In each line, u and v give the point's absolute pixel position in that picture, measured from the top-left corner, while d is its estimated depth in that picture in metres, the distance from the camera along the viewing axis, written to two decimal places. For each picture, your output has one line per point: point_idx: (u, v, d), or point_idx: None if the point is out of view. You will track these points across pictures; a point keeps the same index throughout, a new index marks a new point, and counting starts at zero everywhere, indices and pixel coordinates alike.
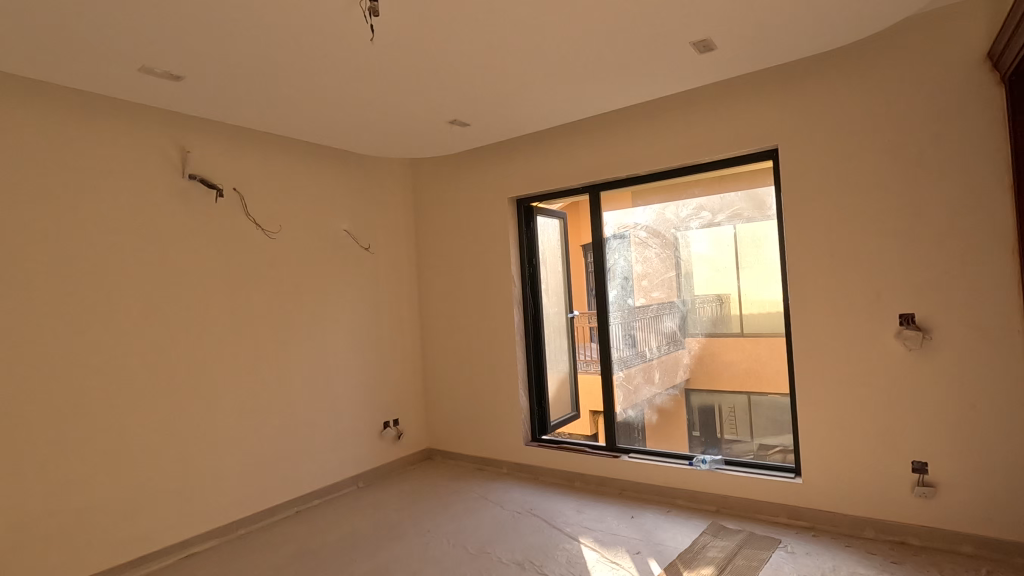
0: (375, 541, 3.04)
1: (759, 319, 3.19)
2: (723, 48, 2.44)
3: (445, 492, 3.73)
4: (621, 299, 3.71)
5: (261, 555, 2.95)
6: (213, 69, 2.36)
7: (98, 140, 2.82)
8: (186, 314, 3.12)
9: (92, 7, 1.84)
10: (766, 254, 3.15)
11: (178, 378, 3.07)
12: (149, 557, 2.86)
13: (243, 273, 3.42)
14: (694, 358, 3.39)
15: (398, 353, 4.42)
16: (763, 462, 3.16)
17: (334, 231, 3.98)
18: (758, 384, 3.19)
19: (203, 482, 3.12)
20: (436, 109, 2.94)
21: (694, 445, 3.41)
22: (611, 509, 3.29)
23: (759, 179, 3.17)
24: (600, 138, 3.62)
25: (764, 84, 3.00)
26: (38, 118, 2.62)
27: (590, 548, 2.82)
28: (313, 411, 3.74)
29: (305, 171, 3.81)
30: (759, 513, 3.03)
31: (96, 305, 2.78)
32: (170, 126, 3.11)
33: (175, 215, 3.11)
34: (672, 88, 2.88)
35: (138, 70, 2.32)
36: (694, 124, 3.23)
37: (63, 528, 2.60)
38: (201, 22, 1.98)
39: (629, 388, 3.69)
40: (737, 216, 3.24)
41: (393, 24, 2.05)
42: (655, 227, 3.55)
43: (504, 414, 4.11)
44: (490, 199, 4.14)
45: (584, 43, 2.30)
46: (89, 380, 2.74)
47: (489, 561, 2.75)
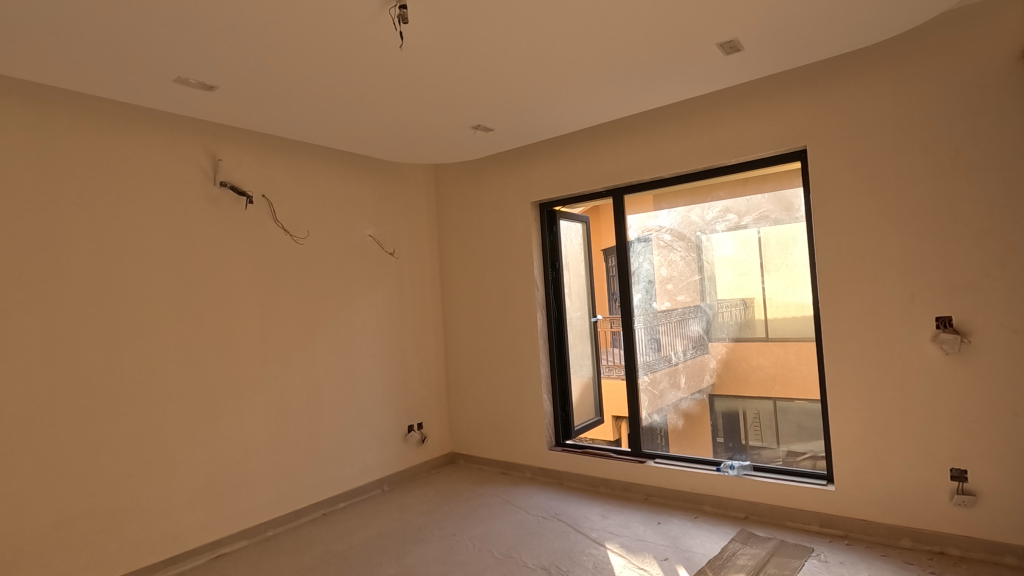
0: (401, 544, 3.05)
1: (787, 323, 3.14)
2: (748, 49, 2.43)
3: (469, 497, 3.73)
4: (645, 304, 3.68)
5: (290, 556, 2.99)
6: (245, 79, 2.42)
7: (135, 149, 2.92)
8: (216, 318, 3.20)
9: (132, 19, 1.90)
10: (795, 257, 3.10)
11: (209, 381, 3.13)
12: (181, 556, 2.92)
13: (272, 277, 3.48)
14: (721, 362, 3.35)
15: (422, 357, 4.44)
16: (792, 469, 3.09)
17: (360, 236, 4.03)
18: (786, 389, 3.13)
19: (234, 484, 3.18)
20: (462, 114, 2.97)
21: (720, 451, 3.35)
22: (637, 514, 3.26)
23: (786, 180, 3.13)
24: (624, 141, 3.61)
25: (790, 85, 2.97)
26: (78, 130, 2.72)
27: (617, 553, 2.79)
28: (340, 414, 3.78)
29: (331, 177, 3.88)
30: (789, 521, 2.97)
31: (131, 309, 2.86)
32: (202, 134, 3.19)
33: (207, 221, 3.19)
34: (697, 90, 2.87)
35: (174, 81, 2.40)
36: (719, 126, 3.21)
37: (101, 527, 2.67)
38: (234, 32, 2.04)
39: (654, 393, 3.65)
40: (764, 218, 3.20)
41: (421, 30, 2.08)
42: (679, 229, 3.52)
43: (527, 419, 4.10)
44: (513, 204, 4.16)
45: (609, 45, 2.30)
46: (125, 382, 2.81)
47: (515, 566, 2.74)
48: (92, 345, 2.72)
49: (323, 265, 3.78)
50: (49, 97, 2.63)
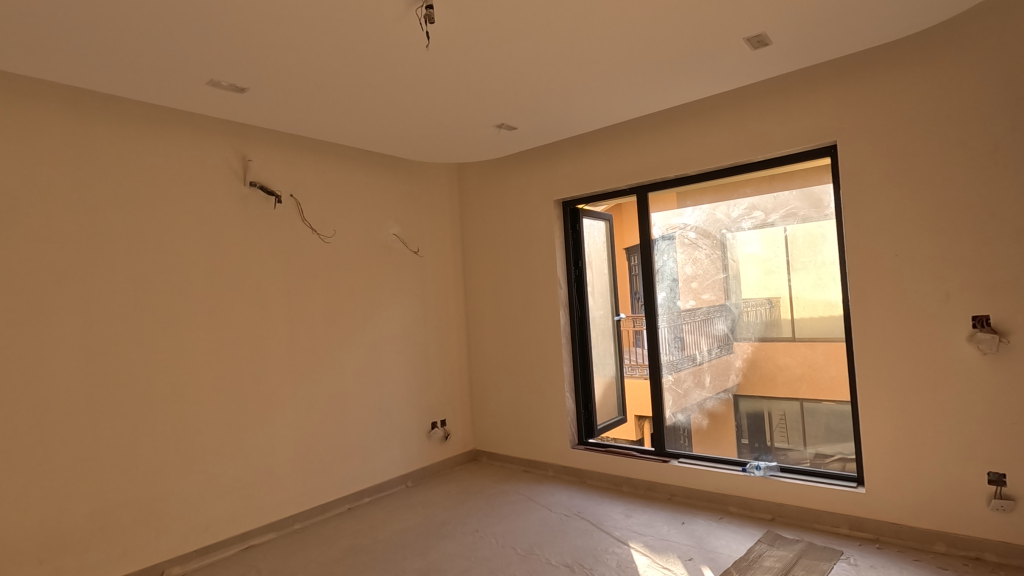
0: (425, 539, 3.08)
1: (815, 322, 3.08)
2: (775, 44, 2.39)
3: (491, 494, 3.75)
4: (669, 302, 3.65)
5: (317, 549, 3.05)
6: (274, 81, 2.48)
7: (169, 151, 3.01)
8: (246, 315, 3.27)
9: (166, 22, 1.96)
10: (824, 255, 3.05)
11: (239, 375, 3.21)
12: (213, 547, 3.01)
13: (299, 275, 3.54)
14: (747, 362, 3.31)
15: (445, 354, 4.48)
16: (820, 471, 3.03)
17: (385, 235, 4.09)
18: (814, 390, 3.07)
19: (262, 477, 3.25)
20: (486, 113, 2.99)
21: (746, 451, 3.31)
22: (661, 514, 3.23)
23: (815, 177, 3.07)
24: (648, 138, 3.59)
25: (819, 80, 2.92)
26: (115, 132, 2.82)
27: (640, 552, 2.78)
28: (365, 410, 3.83)
29: (357, 176, 3.93)
30: (817, 523, 2.91)
31: (165, 305, 2.95)
32: (232, 136, 3.27)
33: (237, 220, 3.27)
34: (723, 86, 2.84)
35: (206, 83, 2.47)
36: (745, 122, 3.17)
37: (137, 516, 2.77)
38: (264, 34, 2.08)
39: (678, 392, 3.62)
40: (792, 215, 3.14)
41: (447, 29, 2.10)
42: (704, 227, 3.49)
43: (550, 417, 4.10)
44: (536, 202, 4.16)
45: (633, 42, 2.29)
46: (159, 376, 2.90)
47: (538, 563, 2.75)
48: (130, 340, 2.81)
49: (349, 264, 3.83)
50: (89, 102, 2.73)
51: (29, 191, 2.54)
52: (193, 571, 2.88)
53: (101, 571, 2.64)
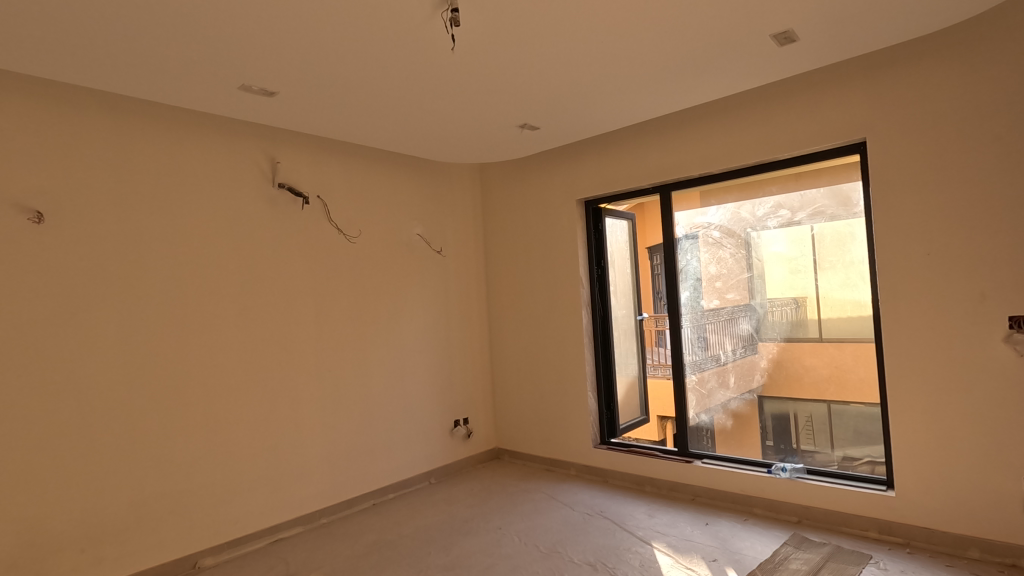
0: (449, 535, 3.12)
1: (843, 322, 3.03)
2: (803, 40, 2.36)
3: (514, 492, 3.77)
4: (692, 302, 3.62)
5: (343, 543, 3.11)
6: (303, 85, 2.54)
7: (202, 154, 3.10)
8: (274, 314, 3.35)
9: (201, 29, 2.02)
10: (853, 254, 2.99)
11: (268, 372, 3.29)
12: (243, 539, 3.09)
13: (325, 274, 3.61)
14: (772, 362, 3.27)
15: (467, 353, 4.52)
16: (848, 474, 2.98)
17: (409, 236, 4.14)
18: (842, 391, 3.03)
19: (289, 472, 3.33)
20: (509, 113, 3.01)
21: (771, 453, 3.27)
22: (684, 514, 3.22)
23: (844, 174, 3.02)
24: (671, 137, 3.56)
25: (848, 75, 2.86)
26: (151, 136, 2.91)
27: (664, 552, 2.77)
28: (390, 408, 3.89)
29: (382, 178, 3.99)
30: (846, 526, 2.86)
31: (198, 304, 3.04)
32: (261, 139, 3.35)
33: (266, 221, 3.35)
34: (748, 83, 2.81)
35: (238, 88, 2.54)
36: (772, 118, 3.13)
37: (172, 508, 2.86)
38: (294, 38, 2.13)
39: (702, 392, 3.59)
40: (819, 213, 3.10)
41: (472, 31, 2.13)
42: (729, 226, 3.46)
43: (572, 416, 4.10)
44: (559, 202, 4.17)
45: (658, 41, 2.29)
46: (191, 373, 2.99)
47: (561, 561, 2.76)
48: (165, 337, 2.91)
49: (374, 263, 3.89)
50: (126, 107, 2.83)
51: (71, 193, 2.65)
52: (225, 562, 2.97)
53: (139, 560, 2.73)
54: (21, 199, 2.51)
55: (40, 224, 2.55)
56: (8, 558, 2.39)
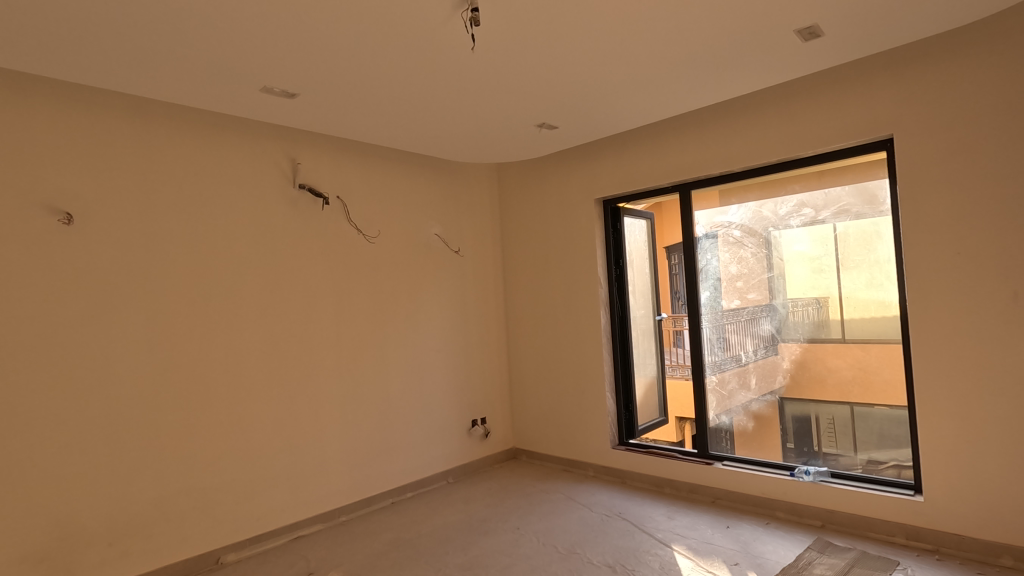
0: (467, 535, 3.12)
1: (868, 322, 2.97)
2: (828, 35, 2.32)
3: (532, 492, 3.76)
4: (712, 302, 3.58)
5: (362, 541, 3.13)
6: (324, 86, 2.56)
7: (224, 156, 3.14)
8: (294, 313, 3.39)
9: (224, 30, 2.05)
10: (879, 253, 2.93)
11: (288, 370, 3.33)
12: (264, 535, 3.13)
13: (345, 274, 3.64)
14: (795, 363, 3.22)
15: (484, 352, 4.52)
16: (874, 478, 2.92)
17: (427, 236, 4.16)
18: (867, 393, 2.97)
19: (309, 470, 3.36)
20: (528, 113, 3.01)
21: (793, 456, 3.22)
22: (704, 517, 3.18)
23: (870, 172, 2.95)
24: (691, 135, 3.52)
25: (875, 70, 2.80)
26: (175, 138, 2.96)
27: (684, 555, 2.74)
28: (408, 407, 3.91)
29: (400, 178, 4.01)
30: (871, 532, 2.80)
31: (221, 303, 3.09)
32: (282, 140, 3.39)
33: (287, 222, 3.39)
34: (771, 80, 2.77)
35: (260, 89, 2.57)
36: (795, 115, 3.07)
37: (195, 504, 2.90)
38: (316, 39, 2.15)
39: (723, 394, 3.54)
40: (844, 212, 3.04)
41: (492, 30, 2.12)
42: (750, 225, 3.41)
43: (590, 417, 4.08)
44: (577, 201, 4.15)
45: (679, 37, 2.26)
46: (214, 371, 3.03)
47: (580, 562, 2.75)
48: (188, 335, 2.96)
49: (392, 263, 3.92)
50: (153, 110, 2.89)
51: (98, 195, 2.70)
52: (247, 558, 3.01)
53: (163, 554, 2.78)
54: (51, 200, 2.57)
55: (69, 226, 2.61)
56: (39, 551, 2.45)
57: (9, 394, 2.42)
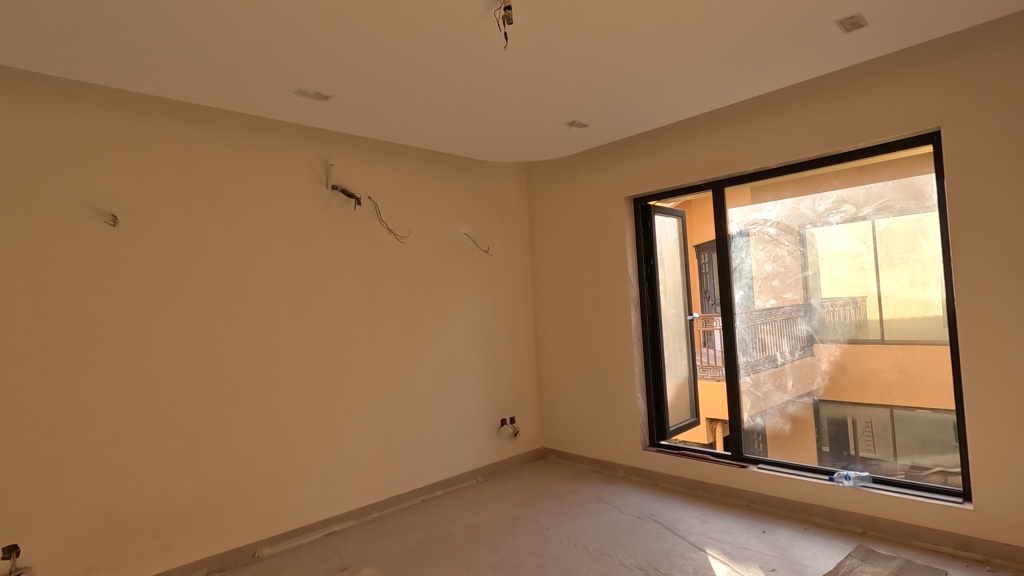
0: (497, 534, 3.12)
1: (912, 323, 2.86)
2: (871, 26, 2.24)
3: (562, 492, 3.74)
4: (747, 301, 3.50)
5: (394, 538, 3.16)
6: (357, 87, 2.58)
7: (261, 158, 3.21)
8: (327, 312, 3.44)
9: (262, 34, 2.09)
10: (925, 250, 2.82)
11: (322, 368, 3.39)
12: (299, 530, 3.19)
13: (376, 273, 3.68)
14: (834, 365, 3.12)
15: (513, 351, 4.52)
16: (918, 484, 2.81)
17: (456, 235, 4.18)
18: (910, 396, 2.86)
19: (342, 467, 3.41)
20: (558, 111, 2.99)
21: (831, 460, 3.12)
22: (739, 521, 3.11)
23: (915, 166, 2.84)
24: (724, 131, 3.45)
25: (920, 60, 2.69)
26: (212, 141, 3.04)
27: (718, 560, 2.69)
28: (438, 406, 3.94)
29: (430, 178, 4.04)
30: (917, 540, 2.70)
31: (257, 302, 3.16)
32: (316, 142, 3.45)
33: (320, 223, 3.44)
34: (809, 73, 2.69)
35: (295, 92, 2.61)
36: (834, 109, 2.98)
37: (233, 498, 2.98)
38: (350, 42, 2.17)
39: (757, 395, 3.46)
40: (887, 208, 2.94)
41: (524, 28, 2.11)
42: (786, 222, 3.32)
43: (620, 417, 4.04)
44: (607, 200, 4.11)
45: (715, 30, 2.21)
46: (251, 369, 3.10)
47: (612, 564, 2.72)
48: (226, 334, 3.03)
49: (423, 263, 3.95)
50: (192, 114, 2.97)
51: (141, 197, 2.79)
52: (282, 552, 3.07)
53: (203, 547, 2.85)
54: (98, 204, 2.67)
55: (115, 227, 2.70)
56: (87, 541, 2.54)
57: (60, 389, 2.52)
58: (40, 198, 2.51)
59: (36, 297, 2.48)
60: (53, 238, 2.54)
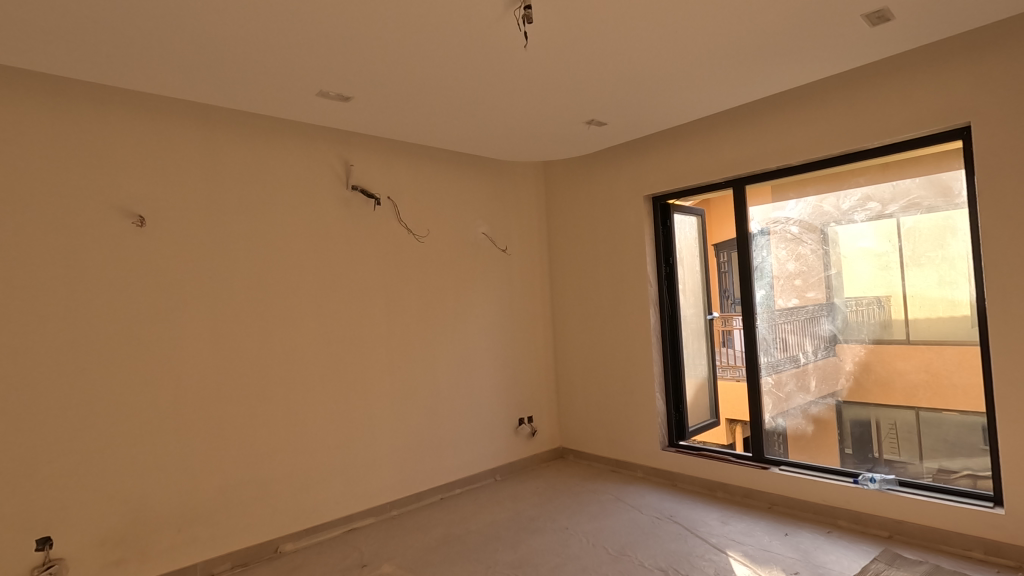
0: (516, 533, 3.12)
1: (939, 323, 2.80)
2: (898, 18, 2.19)
3: (580, 492, 3.73)
4: (768, 300, 3.45)
5: (413, 535, 3.18)
6: (378, 88, 2.60)
7: (282, 159, 3.26)
8: (348, 311, 3.48)
9: (284, 37, 2.12)
10: (953, 248, 2.76)
11: (342, 367, 3.42)
12: (320, 526, 3.23)
13: (395, 273, 3.71)
14: (859, 365, 3.07)
15: (530, 351, 4.51)
16: (946, 488, 2.75)
17: (474, 235, 4.19)
18: (937, 398, 2.80)
19: (362, 464, 3.44)
20: (577, 110, 2.98)
21: (855, 463, 3.07)
22: (761, 523, 3.07)
23: (944, 162, 2.78)
24: (745, 128, 3.41)
25: (949, 54, 2.63)
26: (236, 143, 3.09)
27: (740, 562, 2.66)
28: (457, 404, 3.95)
29: (449, 178, 4.06)
30: (945, 545, 2.64)
31: (279, 301, 3.20)
32: (336, 143, 3.49)
33: (340, 223, 3.48)
34: (833, 69, 2.64)
35: (316, 94, 2.65)
36: (859, 104, 2.92)
37: (256, 494, 3.03)
38: (371, 43, 2.19)
39: (779, 396, 3.41)
40: (914, 206, 2.88)
41: (545, 27, 2.11)
42: (809, 220, 3.27)
43: (639, 417, 4.01)
44: (625, 198, 4.09)
45: (736, 26, 2.19)
46: (273, 367, 3.15)
47: (631, 565, 2.71)
48: (248, 332, 3.08)
49: (441, 262, 3.97)
50: (216, 117, 3.02)
51: (167, 198, 2.85)
52: (304, 548, 3.11)
53: (227, 541, 2.91)
54: (126, 205, 2.73)
55: (141, 227, 2.76)
56: (116, 534, 2.61)
57: (91, 386, 2.59)
58: (71, 199, 2.58)
59: (68, 295, 2.56)
60: (83, 239, 2.61)
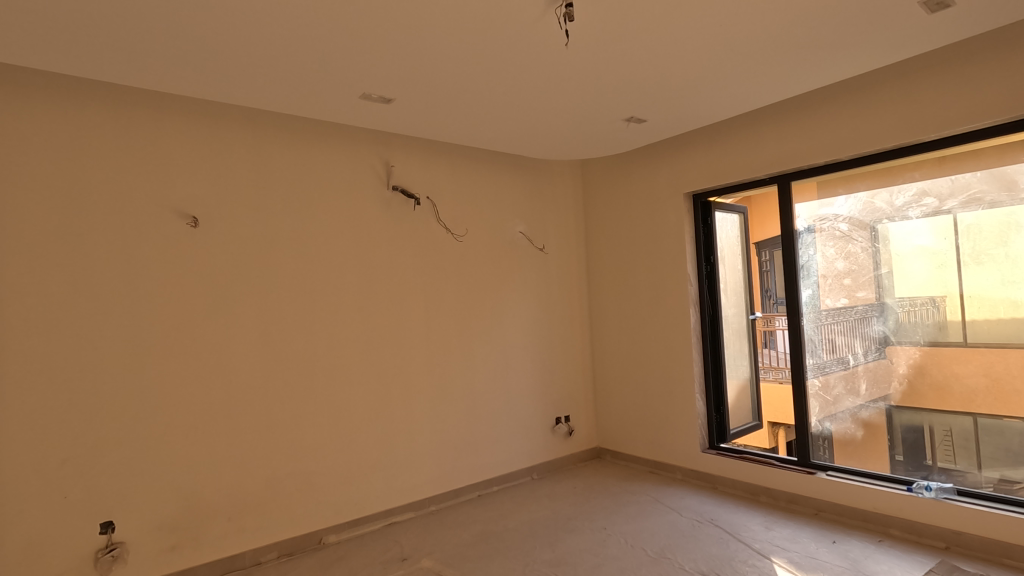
0: (553, 532, 3.12)
1: (1000, 325, 2.67)
2: (958, 5, 2.09)
3: (618, 493, 3.70)
4: (815, 300, 3.34)
5: (452, 531, 3.22)
6: (418, 89, 2.64)
7: (326, 161, 3.35)
8: (388, 309, 3.54)
9: (330, 41, 2.18)
10: (1017, 246, 2.61)
11: (383, 364, 3.49)
12: (361, 519, 3.30)
13: (433, 271, 3.76)
14: (913, 368, 2.95)
15: (567, 350, 4.50)
16: (1009, 498, 2.60)
17: (512, 234, 4.20)
18: (999, 404, 2.66)
19: (401, 459, 3.50)
20: (616, 107, 2.95)
21: (908, 470, 2.93)
22: (807, 530, 2.97)
23: (1007, 155, 2.64)
24: (790, 122, 3.31)
25: (1014, 41, 2.49)
26: (281, 146, 3.19)
27: (786, 569, 2.58)
28: (494, 402, 3.98)
29: (486, 177, 4.08)
30: (1008, 559, 2.49)
31: (323, 299, 3.29)
32: (377, 144, 3.56)
33: (381, 223, 3.55)
34: (886, 59, 2.54)
35: (359, 96, 2.71)
36: (913, 95, 2.80)
37: (300, 486, 3.12)
38: (412, 45, 2.23)
39: (826, 399, 3.29)
40: (974, 201, 2.74)
41: (586, 25, 2.11)
42: (859, 217, 3.15)
43: (677, 418, 3.95)
44: (665, 196, 4.03)
45: (784, 16, 2.13)
46: (317, 363, 3.24)
47: (672, 568, 2.67)
48: (293, 329, 3.18)
49: (478, 261, 3.99)
50: (263, 121, 3.13)
51: (218, 200, 2.97)
52: (346, 540, 3.19)
53: (273, 531, 3.01)
54: (180, 207, 2.86)
55: (194, 228, 2.89)
56: (171, 520, 2.73)
57: (149, 378, 2.72)
58: (131, 201, 2.72)
59: (128, 293, 2.70)
60: (141, 239, 2.74)
